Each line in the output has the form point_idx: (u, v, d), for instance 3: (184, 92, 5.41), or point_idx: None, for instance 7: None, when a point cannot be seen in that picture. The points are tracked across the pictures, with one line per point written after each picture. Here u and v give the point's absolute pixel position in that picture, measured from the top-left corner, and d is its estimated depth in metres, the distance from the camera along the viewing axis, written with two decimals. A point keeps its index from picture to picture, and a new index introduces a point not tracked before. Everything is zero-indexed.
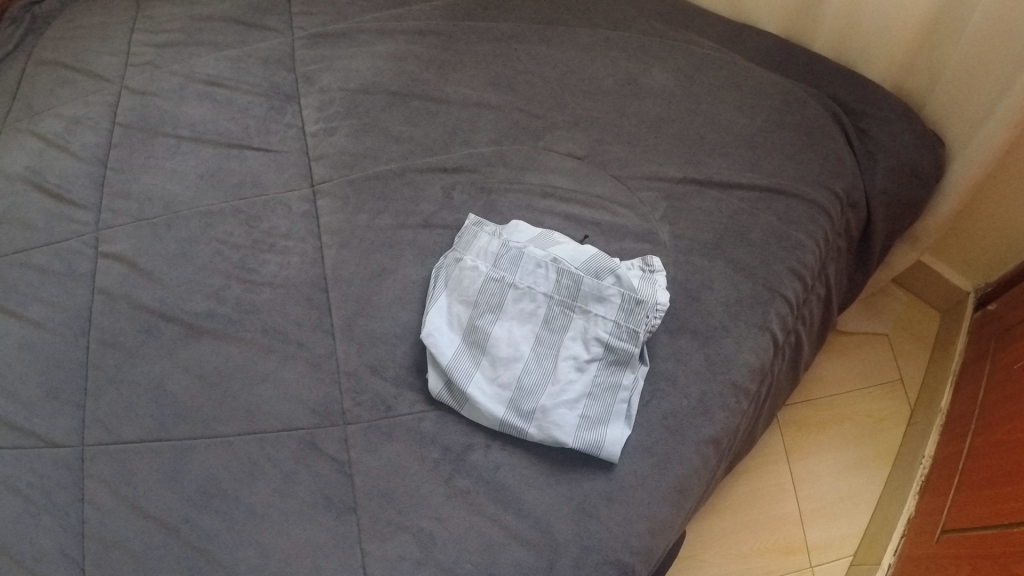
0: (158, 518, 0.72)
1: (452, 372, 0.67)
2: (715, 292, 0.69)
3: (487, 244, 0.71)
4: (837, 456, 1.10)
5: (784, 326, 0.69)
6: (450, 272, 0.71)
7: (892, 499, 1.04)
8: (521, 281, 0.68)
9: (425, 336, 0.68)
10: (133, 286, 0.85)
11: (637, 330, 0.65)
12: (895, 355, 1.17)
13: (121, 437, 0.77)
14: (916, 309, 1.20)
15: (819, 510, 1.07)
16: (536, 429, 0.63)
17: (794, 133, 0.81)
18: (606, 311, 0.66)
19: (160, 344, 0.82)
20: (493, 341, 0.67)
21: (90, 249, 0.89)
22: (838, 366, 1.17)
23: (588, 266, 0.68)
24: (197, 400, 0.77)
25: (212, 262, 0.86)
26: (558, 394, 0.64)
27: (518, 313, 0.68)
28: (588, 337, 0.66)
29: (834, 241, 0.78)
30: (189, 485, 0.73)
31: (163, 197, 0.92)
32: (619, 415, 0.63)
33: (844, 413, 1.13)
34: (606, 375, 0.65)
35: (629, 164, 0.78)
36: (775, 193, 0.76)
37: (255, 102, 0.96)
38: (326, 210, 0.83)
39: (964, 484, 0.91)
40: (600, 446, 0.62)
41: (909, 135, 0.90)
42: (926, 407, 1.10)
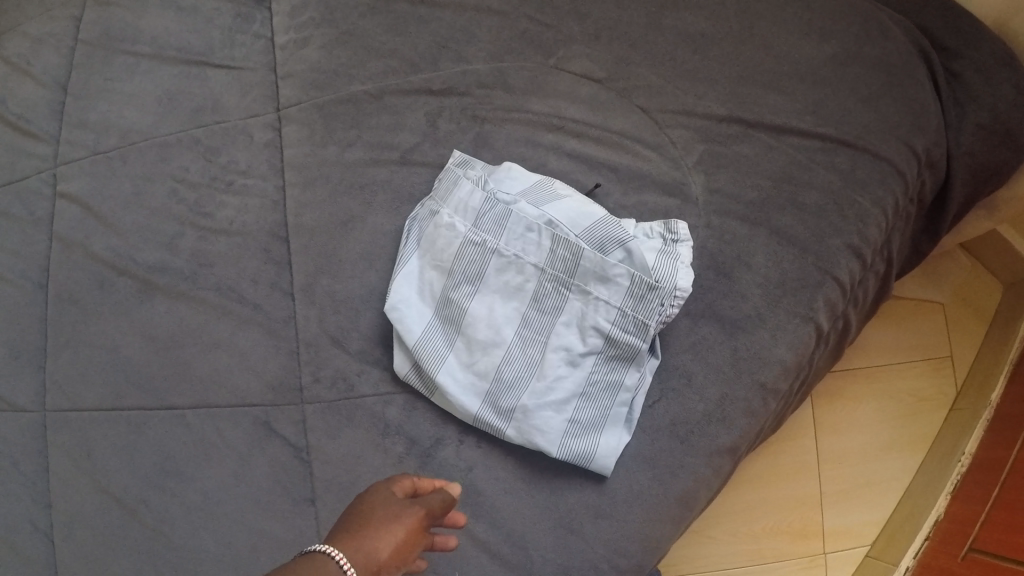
0: (117, 496, 0.66)
1: (420, 353, 0.56)
2: (754, 271, 0.55)
3: (468, 196, 0.57)
4: (868, 437, 0.95)
5: (832, 316, 0.56)
6: (424, 229, 0.59)
7: (922, 492, 0.92)
8: (508, 247, 0.55)
9: (389, 309, 0.56)
10: (90, 233, 0.75)
11: (647, 321, 0.52)
12: (948, 329, 0.98)
13: (80, 404, 0.69)
14: (976, 279, 0.99)
15: (843, 493, 0.94)
16: (516, 432, 0.53)
17: (873, 69, 0.63)
18: (610, 294, 0.53)
19: (115, 301, 0.72)
20: (470, 320, 0.56)
21: (48, 187, 0.77)
22: (883, 333, 0.98)
23: (592, 235, 0.54)
24: (151, 365, 0.68)
25: (168, 205, 0.74)
26: (545, 392, 0.53)
27: (501, 288, 0.56)
28: (586, 324, 0.54)
29: (904, 209, 0.63)
30: (147, 461, 0.66)
31: (122, 127, 0.79)
32: (616, 421, 0.53)
33: (881, 389, 0.97)
34: (605, 372, 0.53)
35: (660, 94, 0.62)
36: (841, 144, 0.60)
37: (221, 7, 0.80)
38: (290, 139, 0.69)
39: (1004, 501, 0.79)
40: (590, 457, 0.52)
41: (1012, 84, 0.71)
42: (977, 391, 0.94)
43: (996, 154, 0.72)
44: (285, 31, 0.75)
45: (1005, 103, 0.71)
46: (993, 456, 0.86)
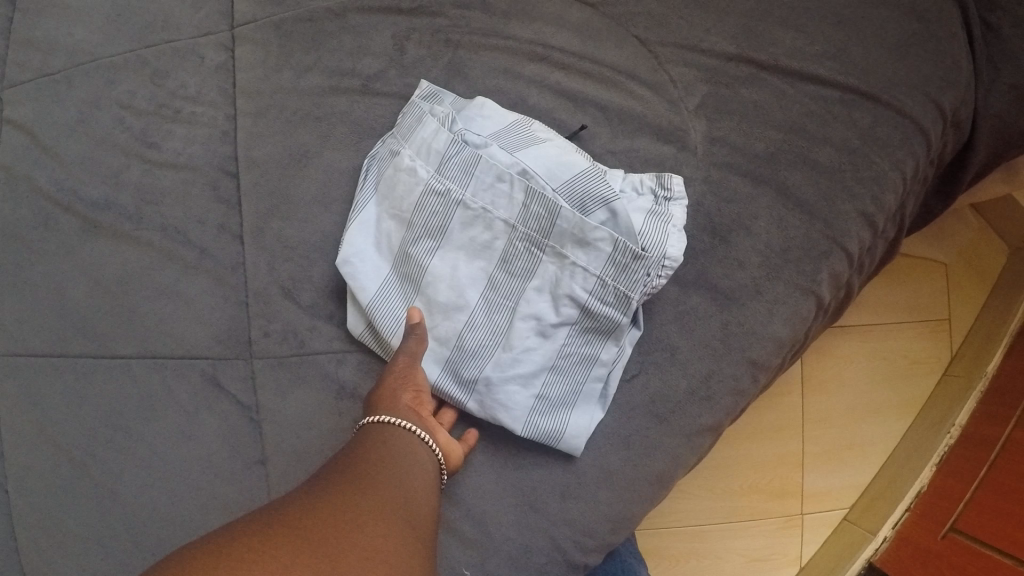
0: (65, 446, 0.61)
1: (374, 314, 0.51)
2: (753, 237, 0.49)
3: (433, 137, 0.50)
4: (856, 397, 0.91)
5: (836, 288, 0.51)
6: (383, 172, 0.52)
7: (907, 460, 0.88)
8: (475, 199, 0.49)
9: (340, 263, 0.51)
10: (32, 163, 0.67)
11: (628, 293, 0.46)
12: (948, 291, 0.92)
13: (28, 348, 0.63)
14: (983, 239, 0.92)
15: (826, 454, 0.90)
16: (476, 406, 0.48)
17: (906, 10, 0.55)
18: (589, 261, 0.47)
19: (59, 239, 0.65)
20: (430, 278, 0.50)
21: None
22: (881, 293, 0.92)
23: (573, 191, 0.48)
24: (94, 311, 0.62)
25: (113, 135, 0.66)
26: (511, 366, 0.48)
27: (467, 244, 0.49)
28: (560, 291, 0.47)
29: (924, 172, 0.56)
30: (94, 412, 0.61)
31: (69, 46, 0.70)
32: (588, 399, 0.48)
33: (875, 349, 0.92)
34: (579, 345, 0.48)
35: (662, 24, 0.54)
36: (863, 96, 0.53)
37: None
38: (243, 61, 0.61)
39: (991, 481, 0.77)
40: (557, 437, 0.47)
41: None
42: (973, 357, 0.90)
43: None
44: None
45: None
46: (985, 432, 0.83)
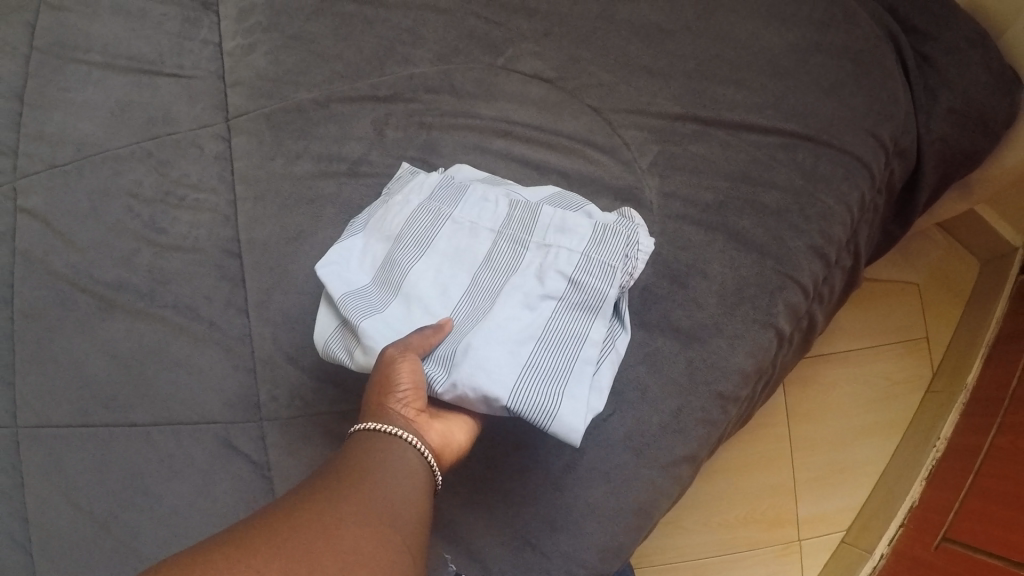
0: (87, 510, 0.65)
1: (347, 307, 0.51)
2: (710, 278, 0.54)
3: (427, 177, 0.58)
4: (844, 422, 0.98)
5: (794, 318, 0.55)
6: (375, 209, 0.58)
7: (897, 476, 0.94)
8: (464, 213, 0.55)
9: (320, 267, 0.53)
10: (48, 248, 0.73)
11: (609, 265, 0.50)
12: (924, 311, 1.02)
13: (49, 421, 0.68)
14: (952, 256, 1.04)
15: (819, 480, 0.96)
16: (459, 378, 0.46)
17: (833, 58, 0.61)
18: (570, 243, 0.52)
19: (75, 318, 0.70)
20: (415, 274, 0.52)
21: (8, 201, 0.76)
22: (859, 318, 1.02)
23: (552, 199, 0.55)
24: (111, 385, 0.67)
25: (122, 221, 0.72)
26: (497, 337, 0.48)
27: (455, 248, 0.54)
28: (545, 269, 0.51)
29: (870, 204, 0.61)
30: (114, 477, 0.65)
31: (75, 138, 0.77)
32: (580, 375, 0.48)
33: (858, 375, 1.00)
34: (567, 317, 0.50)
35: (612, 94, 0.60)
36: (802, 139, 0.58)
37: (169, 12, 0.79)
38: (240, 151, 0.67)
39: (976, 489, 0.82)
40: (554, 407, 0.46)
41: (982, 71, 0.68)
42: (952, 374, 0.97)
43: (966, 140, 0.70)
44: (233, 36, 0.73)
45: (977, 90, 0.68)
46: (966, 442, 0.89)
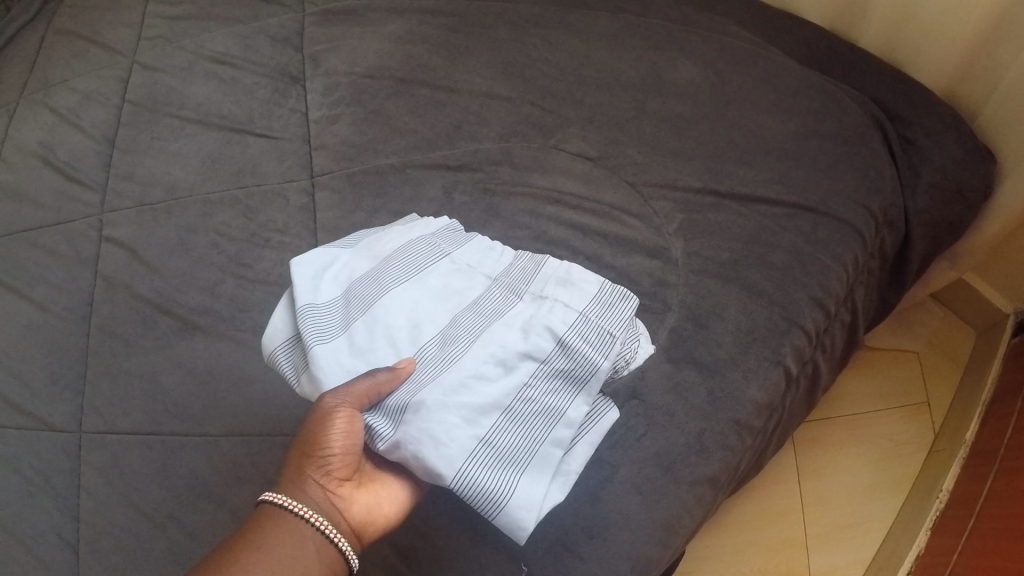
0: (147, 512, 0.72)
1: (306, 318, 0.60)
2: (727, 322, 0.63)
3: (442, 224, 0.70)
4: (851, 479, 1.09)
5: (800, 359, 0.64)
6: (369, 238, 0.69)
7: (903, 530, 1.02)
8: (465, 264, 0.66)
9: (294, 267, 0.63)
10: (133, 275, 0.84)
11: (604, 328, 0.59)
12: (924, 374, 1.15)
13: (116, 428, 0.77)
14: (950, 326, 1.17)
15: (828, 534, 1.06)
16: (416, 433, 0.54)
17: (829, 141, 0.73)
18: (563, 311, 0.60)
19: (156, 337, 0.80)
20: (388, 303, 0.62)
21: (95, 231, 0.89)
22: (860, 384, 1.15)
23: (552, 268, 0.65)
24: (188, 397, 0.76)
25: (208, 255, 0.83)
26: (464, 400, 0.55)
27: (449, 288, 0.64)
28: (529, 327, 0.59)
29: (865, 265, 0.71)
30: (178, 482, 0.73)
31: (166, 182, 0.89)
32: (542, 460, 0.55)
33: (863, 436, 1.12)
34: (541, 390, 0.57)
35: (646, 170, 0.72)
36: (803, 210, 0.69)
37: (260, 81, 0.93)
38: (324, 204, 0.79)
39: (978, 529, 0.88)
40: (507, 493, 0.53)
41: (957, 149, 0.78)
42: (953, 431, 1.07)
43: (947, 211, 0.79)
44: (318, 106, 0.87)
45: (952, 166, 0.78)
46: (969, 489, 0.96)
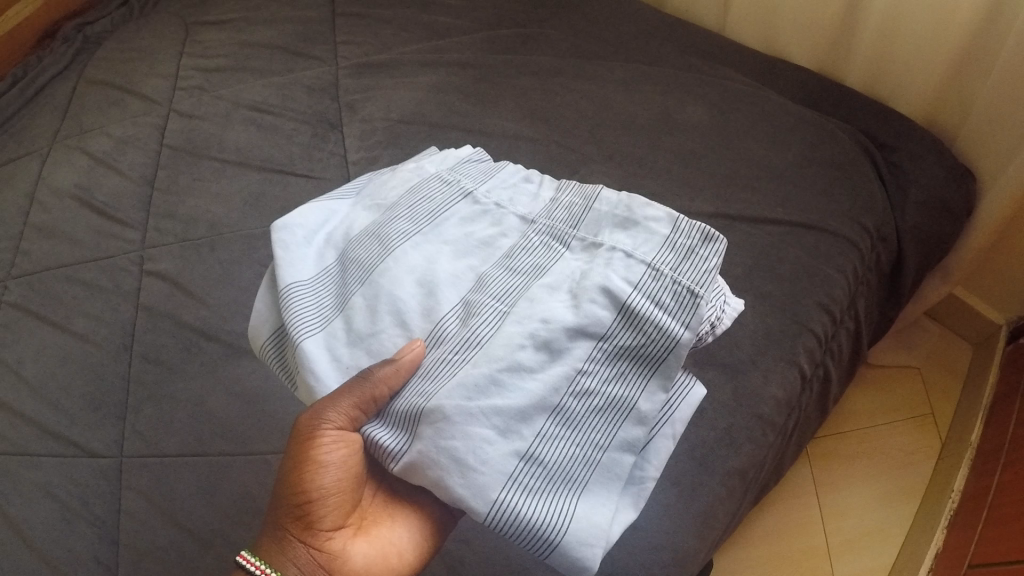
0: (191, 529, 0.76)
1: (288, 295, 0.61)
2: (744, 327, 0.70)
3: (467, 172, 0.69)
4: (866, 490, 1.13)
5: (812, 360, 0.71)
6: (371, 198, 0.69)
7: (919, 535, 1.06)
8: (496, 218, 0.64)
9: (275, 234, 0.64)
10: (176, 305, 0.89)
11: (682, 285, 0.54)
12: (927, 387, 1.21)
13: (160, 450, 0.81)
14: (947, 342, 1.24)
15: (847, 544, 1.09)
16: (450, 446, 0.51)
17: (823, 167, 0.82)
18: (622, 271, 0.55)
19: (200, 363, 0.85)
20: (388, 268, 0.61)
21: (136, 265, 0.94)
22: (866, 399, 1.21)
23: (600, 214, 0.60)
24: (236, 417, 0.81)
25: (254, 285, 0.89)
26: (506, 406, 0.52)
27: (475, 238, 0.63)
28: (581, 296, 0.55)
29: (864, 276, 0.79)
30: (224, 499, 0.77)
31: (208, 219, 0.96)
32: (601, 473, 0.54)
33: (873, 447, 1.17)
34: (595, 383, 0.54)
35: (662, 198, 0.80)
36: (805, 227, 0.77)
37: (299, 128, 1.01)
38: None
39: (993, 518, 0.93)
40: (566, 522, 0.52)
41: (940, 168, 0.86)
42: (959, 437, 1.12)
43: (936, 225, 0.87)
44: (357, 149, 0.95)
45: (936, 184, 0.86)
46: (979, 485, 1.01)
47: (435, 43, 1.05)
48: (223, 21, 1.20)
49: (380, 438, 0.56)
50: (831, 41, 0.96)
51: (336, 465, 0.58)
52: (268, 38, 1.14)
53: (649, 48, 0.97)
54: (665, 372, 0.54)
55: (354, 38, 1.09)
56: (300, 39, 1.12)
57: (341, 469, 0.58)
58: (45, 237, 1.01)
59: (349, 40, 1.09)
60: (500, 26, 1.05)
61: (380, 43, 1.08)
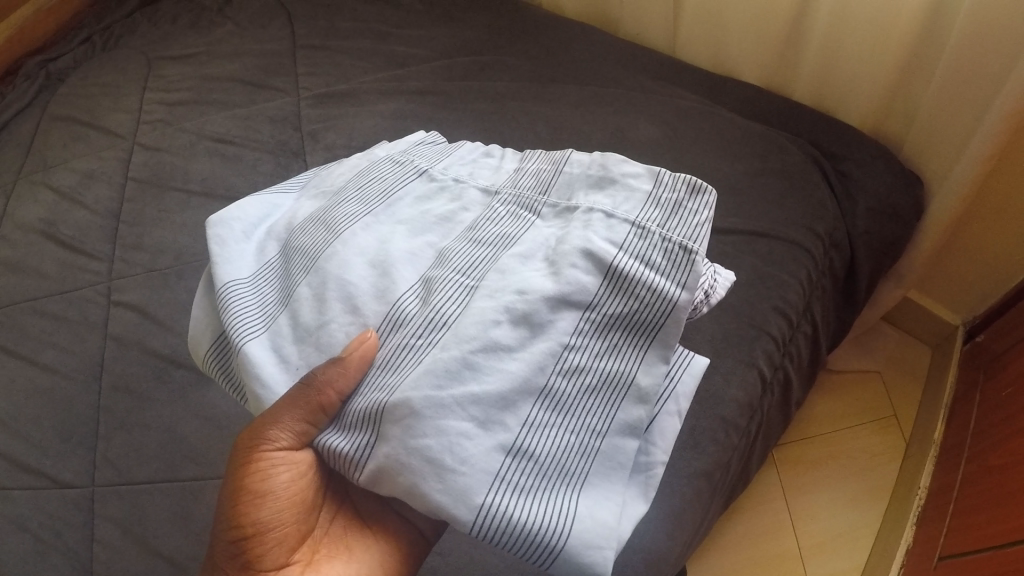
0: (168, 556, 0.76)
1: (225, 292, 0.59)
2: (703, 334, 0.74)
3: (422, 155, 0.70)
4: (835, 491, 1.17)
5: (771, 363, 0.74)
6: (316, 188, 0.68)
7: (888, 533, 1.10)
8: (457, 193, 0.65)
9: (210, 228, 0.62)
10: (145, 333, 0.89)
11: (672, 241, 0.54)
12: (889, 390, 1.26)
13: (132, 479, 0.80)
14: (907, 346, 1.30)
15: (820, 545, 1.13)
16: (428, 443, 0.49)
17: (774, 176, 0.86)
18: (606, 234, 0.55)
19: (171, 390, 0.85)
20: (335, 252, 0.59)
21: (104, 296, 0.94)
22: (831, 404, 1.26)
23: (572, 179, 0.61)
24: (208, 442, 0.80)
25: None
26: (490, 394, 0.50)
27: (432, 215, 0.63)
28: (561, 263, 0.54)
29: (818, 280, 0.82)
30: (200, 524, 0.76)
31: (175, 248, 0.96)
32: (599, 461, 0.53)
33: (840, 450, 1.21)
34: (582, 359, 0.53)
35: None
36: (758, 236, 0.81)
37: (263, 157, 1.02)
38: None
39: (960, 510, 0.95)
40: (568, 523, 0.50)
41: (887, 175, 0.91)
42: (922, 435, 1.17)
43: (885, 230, 0.90)
44: None
45: (885, 191, 0.90)
46: (945, 480, 1.04)
47: (394, 72, 1.08)
48: (185, 55, 1.22)
49: (334, 445, 0.54)
50: (777, 60, 1.01)
51: (276, 494, 0.58)
52: (231, 71, 1.16)
53: (601, 71, 1.01)
54: (661, 341, 0.53)
55: (316, 69, 1.12)
56: (262, 72, 1.15)
57: (281, 497, 0.58)
58: (8, 271, 1.00)
59: (311, 72, 1.12)
60: (457, 54, 1.09)
61: (341, 74, 1.10)
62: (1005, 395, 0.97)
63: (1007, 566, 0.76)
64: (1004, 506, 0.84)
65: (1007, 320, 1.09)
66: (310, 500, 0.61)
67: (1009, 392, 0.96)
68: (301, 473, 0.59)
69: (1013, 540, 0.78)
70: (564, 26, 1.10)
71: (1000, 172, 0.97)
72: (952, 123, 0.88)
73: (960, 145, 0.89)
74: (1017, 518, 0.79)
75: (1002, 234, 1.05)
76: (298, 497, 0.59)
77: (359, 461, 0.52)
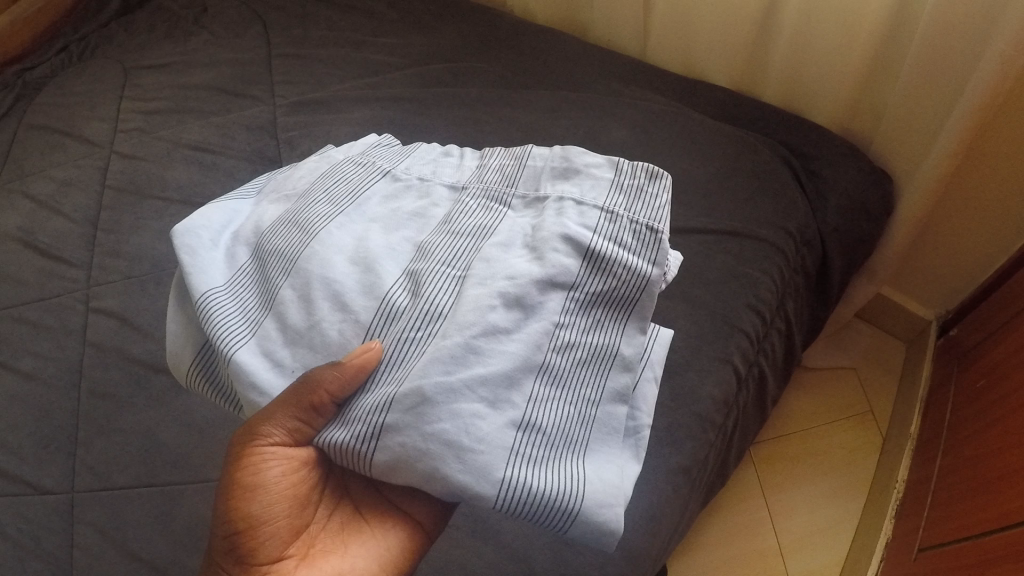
0: (148, 561, 0.75)
1: (206, 299, 0.58)
2: (679, 330, 0.76)
3: (383, 154, 0.71)
4: (814, 488, 1.19)
5: (745, 360, 0.76)
6: (278, 192, 0.68)
7: (868, 528, 1.11)
8: (422, 192, 0.65)
9: (176, 237, 0.61)
10: (124, 339, 0.88)
11: (640, 222, 0.57)
12: (865, 386, 1.28)
13: (112, 484, 0.79)
14: (882, 342, 1.32)
15: (800, 540, 1.14)
16: (444, 428, 0.50)
17: (745, 176, 0.88)
18: (580, 217, 0.57)
19: (149, 396, 0.84)
20: (314, 251, 0.59)
21: (81, 303, 0.93)
22: (808, 401, 1.28)
23: (537, 171, 0.63)
24: (186, 447, 0.80)
25: None
26: (494, 378, 0.51)
27: (404, 211, 0.63)
28: (543, 248, 0.56)
29: (791, 277, 0.84)
30: (179, 528, 0.75)
31: (152, 255, 0.95)
32: (598, 431, 0.55)
33: (817, 447, 1.23)
34: (574, 337, 0.56)
35: None
36: (730, 235, 0.82)
37: (240, 165, 1.02)
38: None
39: (938, 501, 0.96)
40: (581, 487, 0.52)
41: (856, 173, 0.92)
42: (899, 430, 1.19)
43: (857, 227, 0.92)
44: None
45: (854, 189, 0.92)
46: (922, 474, 1.06)
47: (369, 80, 1.09)
48: (161, 64, 1.21)
49: (337, 439, 0.54)
50: (746, 63, 1.04)
51: (269, 487, 0.58)
52: (207, 79, 1.16)
53: (575, 76, 1.03)
54: (639, 314, 0.57)
55: (291, 78, 1.13)
56: (238, 80, 1.15)
57: (273, 491, 0.58)
58: None
59: (286, 80, 1.13)
60: (431, 61, 1.10)
61: (315, 82, 1.11)
62: (981, 386, 0.98)
63: (988, 555, 0.77)
64: (984, 494, 0.85)
65: (977, 313, 1.12)
66: (304, 496, 0.60)
67: (985, 383, 0.98)
68: (295, 467, 0.59)
69: (993, 527, 0.80)
70: (538, 33, 1.12)
71: (967, 169, 1.00)
72: (918, 119, 0.91)
73: (927, 139, 0.92)
74: (997, 506, 0.80)
75: (971, 227, 1.08)
76: (291, 491, 0.59)
77: (366, 452, 0.52)
